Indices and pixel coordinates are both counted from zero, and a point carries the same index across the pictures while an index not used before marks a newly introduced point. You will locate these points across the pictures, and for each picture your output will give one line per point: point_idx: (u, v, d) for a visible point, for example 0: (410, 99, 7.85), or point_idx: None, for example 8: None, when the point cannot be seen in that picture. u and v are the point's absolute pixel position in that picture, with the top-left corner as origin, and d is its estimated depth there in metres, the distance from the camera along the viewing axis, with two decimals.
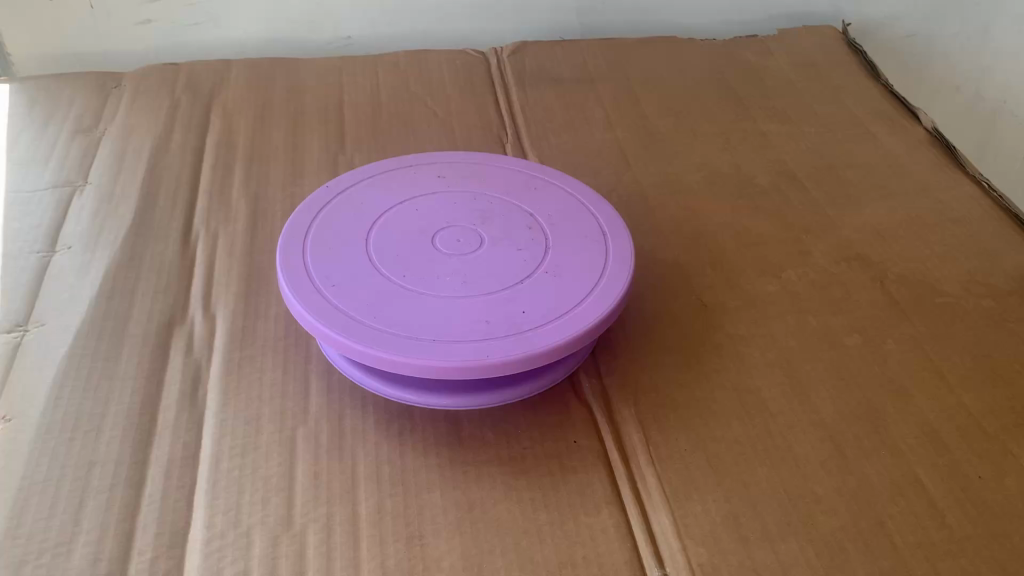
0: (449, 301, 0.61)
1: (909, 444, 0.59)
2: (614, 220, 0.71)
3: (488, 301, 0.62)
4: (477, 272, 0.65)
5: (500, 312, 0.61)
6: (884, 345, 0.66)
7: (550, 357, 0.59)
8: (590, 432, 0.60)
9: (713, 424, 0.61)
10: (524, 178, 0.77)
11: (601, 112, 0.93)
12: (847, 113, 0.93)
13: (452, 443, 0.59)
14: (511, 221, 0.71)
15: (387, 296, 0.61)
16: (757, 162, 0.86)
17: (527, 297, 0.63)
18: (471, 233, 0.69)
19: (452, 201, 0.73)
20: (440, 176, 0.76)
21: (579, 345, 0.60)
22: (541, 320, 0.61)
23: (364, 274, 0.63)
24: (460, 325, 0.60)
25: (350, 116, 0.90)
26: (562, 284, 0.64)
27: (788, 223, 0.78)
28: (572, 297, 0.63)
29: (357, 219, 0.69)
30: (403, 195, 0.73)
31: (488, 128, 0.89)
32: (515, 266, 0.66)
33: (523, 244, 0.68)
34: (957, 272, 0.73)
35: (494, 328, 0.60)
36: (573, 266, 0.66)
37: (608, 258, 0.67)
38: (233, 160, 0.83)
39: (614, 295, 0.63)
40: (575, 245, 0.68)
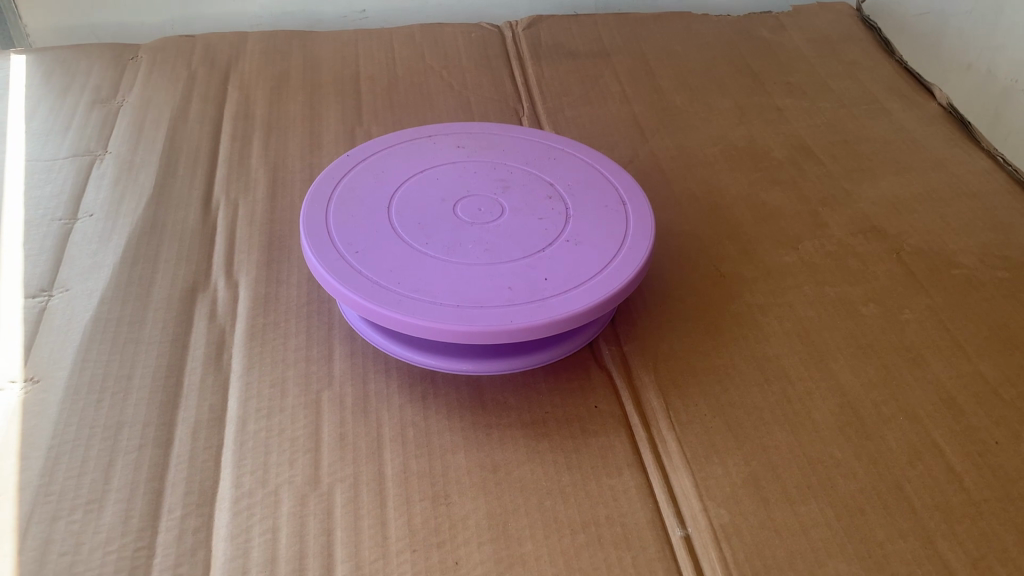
0: (472, 268, 0.62)
1: (926, 410, 0.60)
2: (633, 191, 0.72)
3: (510, 268, 0.63)
4: (499, 240, 0.66)
5: (523, 278, 0.62)
6: (900, 315, 0.67)
7: (572, 323, 0.60)
8: (610, 397, 0.61)
9: (732, 390, 0.61)
10: (541, 151, 0.77)
11: (616, 85, 0.93)
12: (862, 88, 0.94)
13: (475, 406, 0.60)
14: (531, 192, 0.72)
15: (411, 263, 0.62)
16: (772, 136, 0.86)
17: (549, 264, 0.63)
18: (491, 203, 0.70)
19: (472, 172, 0.74)
20: (459, 148, 0.77)
21: (601, 310, 0.61)
22: (564, 286, 0.61)
23: (388, 241, 0.64)
24: (484, 291, 0.60)
25: (367, 87, 0.90)
26: (583, 251, 0.65)
27: (804, 196, 0.79)
28: (593, 264, 0.64)
29: (379, 189, 0.70)
30: (423, 166, 0.74)
31: (504, 100, 0.90)
32: (536, 235, 0.67)
33: (543, 213, 0.69)
34: (973, 244, 0.73)
35: (517, 293, 0.60)
36: (593, 235, 0.67)
37: (628, 227, 0.68)
38: (252, 130, 0.83)
39: (634, 263, 0.64)
40: (595, 215, 0.69)
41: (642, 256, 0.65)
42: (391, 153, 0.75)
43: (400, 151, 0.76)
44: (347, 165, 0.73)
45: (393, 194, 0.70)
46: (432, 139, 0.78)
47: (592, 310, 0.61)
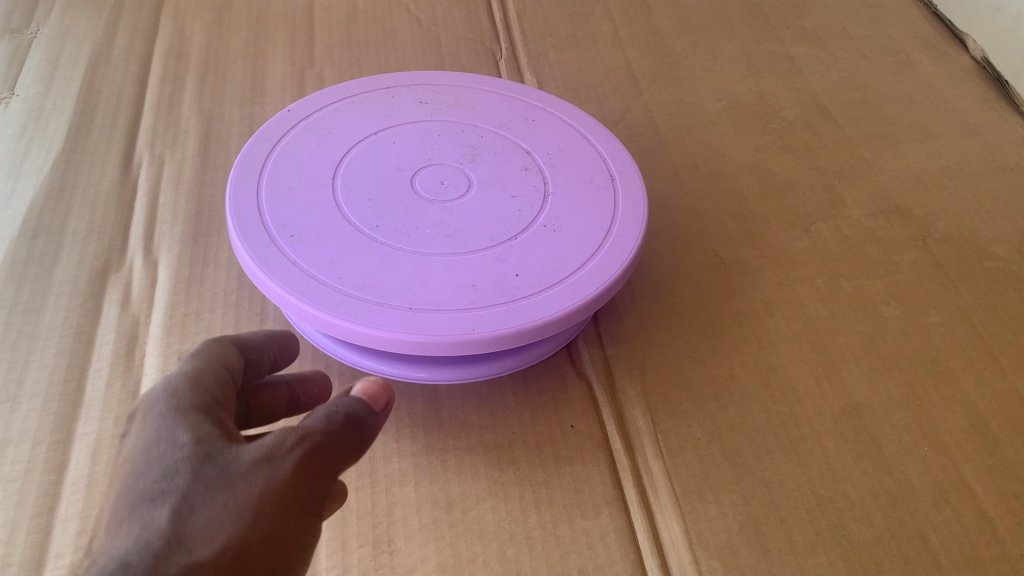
0: (431, 259, 0.53)
1: (955, 440, 0.51)
2: (624, 163, 0.62)
3: (476, 260, 0.53)
4: (464, 223, 0.56)
5: (490, 273, 0.52)
6: (926, 317, 0.58)
7: (546, 330, 0.50)
8: (589, 415, 0.52)
9: (731, 409, 0.53)
10: (518, 110, 0.67)
11: (608, 24, 0.82)
12: (885, 35, 0.83)
13: (430, 425, 0.51)
14: (503, 162, 0.62)
15: (357, 252, 0.52)
16: (784, 93, 0.76)
17: (521, 255, 0.54)
18: (456, 174, 0.60)
19: (437, 134, 0.64)
20: (422, 104, 0.67)
21: (582, 315, 0.52)
22: (539, 285, 0.52)
23: (331, 224, 0.54)
24: (442, 289, 0.51)
25: (322, 20, 0.78)
26: (562, 239, 0.55)
27: (818, 166, 0.69)
28: (574, 256, 0.54)
29: (324, 157, 0.60)
30: (378, 127, 0.64)
31: (479, 40, 0.78)
32: (508, 217, 0.57)
33: (518, 190, 0.59)
34: (1009, 230, 0.64)
35: (481, 293, 0.51)
36: (575, 219, 0.57)
37: (616, 209, 0.58)
38: (185, 71, 0.72)
39: (622, 256, 0.55)
40: (578, 193, 0.59)
41: (631, 249, 0.55)
42: (343, 109, 0.65)
43: (354, 107, 0.65)
44: (289, 125, 0.62)
45: (341, 163, 0.59)
46: (391, 93, 0.67)
47: (571, 316, 0.51)
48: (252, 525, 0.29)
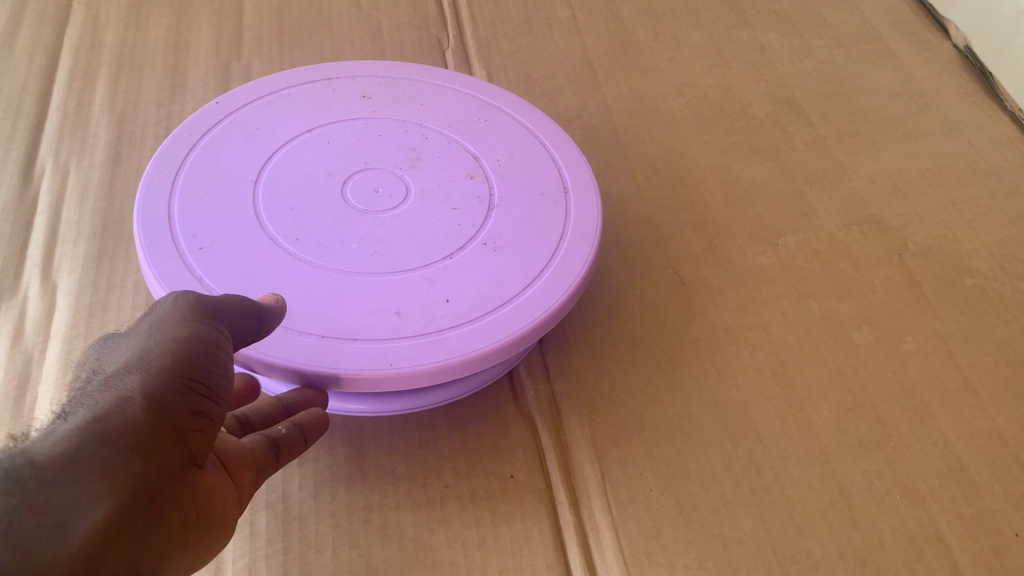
0: (354, 280, 0.47)
1: (931, 486, 0.47)
2: (579, 174, 0.57)
3: (405, 281, 0.47)
4: (397, 238, 0.50)
5: (418, 298, 0.47)
6: (901, 344, 0.53)
7: (473, 365, 0.45)
8: (530, 463, 0.47)
9: (687, 454, 0.48)
10: (469, 109, 0.61)
11: (565, 9, 0.76)
12: (862, 21, 0.77)
13: (353, 479, 0.46)
14: (446, 168, 0.56)
15: (272, 269, 0.47)
16: (752, 86, 0.70)
17: (456, 278, 0.48)
18: (393, 180, 0.54)
19: (376, 133, 0.58)
20: (365, 98, 0.60)
21: (518, 347, 0.47)
22: (472, 314, 0.46)
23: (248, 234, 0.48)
24: (363, 313, 0.45)
25: (254, 7, 0.72)
26: (502, 262, 0.50)
27: (788, 171, 0.64)
28: (514, 280, 0.49)
29: (248, 156, 0.53)
30: (314, 124, 0.57)
31: (425, 26, 0.72)
32: (444, 232, 0.51)
33: (459, 201, 0.53)
34: (991, 242, 0.59)
35: (405, 320, 0.45)
36: (519, 239, 0.51)
37: (566, 225, 0.53)
38: (98, 65, 0.65)
39: (569, 283, 0.49)
40: (525, 207, 0.54)
41: (577, 274, 0.50)
42: (277, 102, 0.58)
43: (288, 100, 0.59)
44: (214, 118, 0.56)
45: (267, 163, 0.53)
46: (333, 84, 0.61)
47: (504, 349, 0.46)
48: (153, 334, 0.33)
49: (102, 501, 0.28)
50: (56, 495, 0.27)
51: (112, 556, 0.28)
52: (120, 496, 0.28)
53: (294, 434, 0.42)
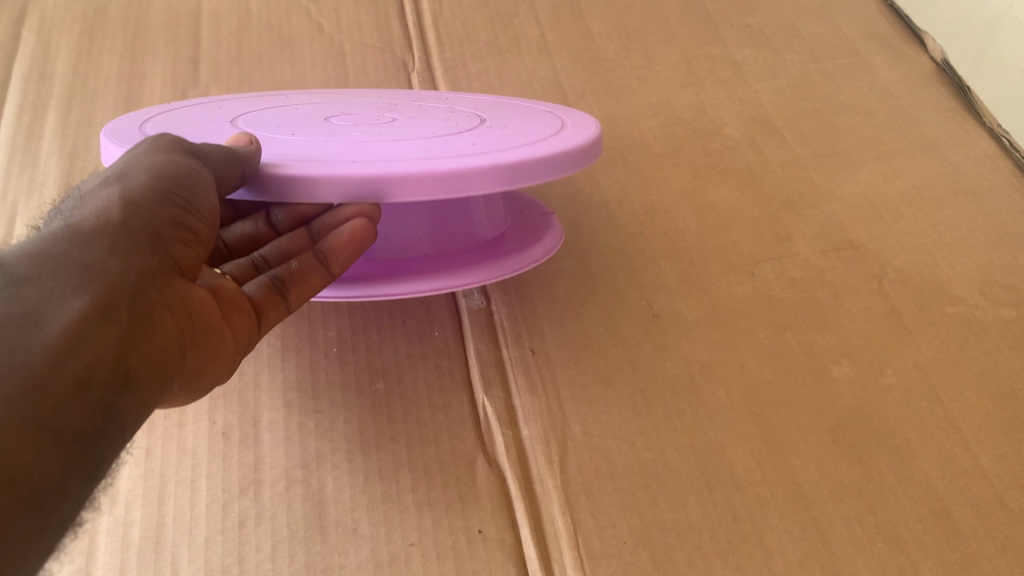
0: (366, 138, 0.41)
1: (913, 531, 0.45)
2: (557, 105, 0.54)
3: (421, 137, 0.42)
4: (403, 124, 0.45)
5: (440, 141, 0.41)
6: (880, 378, 0.52)
7: (521, 177, 0.39)
8: (498, 516, 0.45)
9: (661, 502, 0.46)
10: (437, 95, 0.58)
11: (534, 28, 0.74)
12: (837, 34, 0.76)
13: (313, 539, 0.44)
14: (428, 107, 0.52)
15: (273, 144, 0.41)
16: (726, 104, 0.69)
17: (477, 135, 0.43)
18: (380, 112, 0.49)
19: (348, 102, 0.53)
20: (326, 96, 0.56)
21: (563, 170, 0.41)
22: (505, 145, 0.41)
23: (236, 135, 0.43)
24: (388, 152, 0.39)
25: (210, 30, 0.69)
26: (521, 128, 0.46)
27: (763, 194, 0.62)
28: (537, 134, 0.44)
29: (224, 112, 0.48)
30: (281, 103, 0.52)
31: (389, 48, 0.70)
32: (455, 122, 0.47)
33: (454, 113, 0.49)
34: (971, 267, 0.58)
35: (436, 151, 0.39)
36: (528, 122, 0.47)
37: (562, 116, 0.49)
38: (47, 100, 0.63)
39: (587, 130, 0.45)
40: (520, 114, 0.50)
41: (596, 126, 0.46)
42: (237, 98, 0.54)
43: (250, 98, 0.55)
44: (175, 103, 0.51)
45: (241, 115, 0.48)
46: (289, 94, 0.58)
47: (552, 165, 0.40)
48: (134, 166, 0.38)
49: (77, 295, 0.32)
50: (29, 292, 0.31)
51: (96, 339, 0.31)
52: (94, 295, 0.32)
53: (312, 265, 0.44)
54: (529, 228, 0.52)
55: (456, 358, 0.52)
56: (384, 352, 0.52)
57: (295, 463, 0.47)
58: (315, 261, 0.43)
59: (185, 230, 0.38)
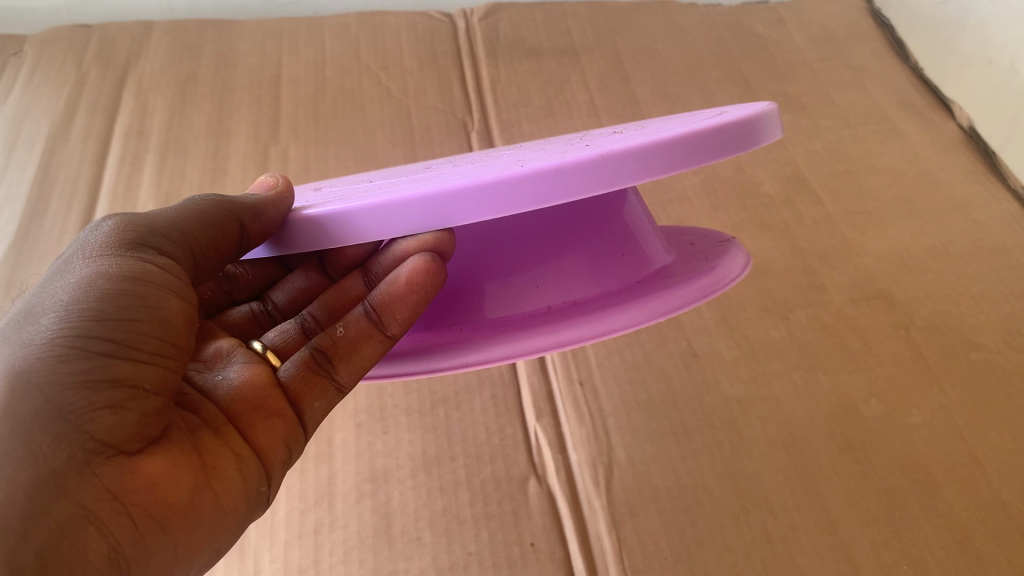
0: (460, 167, 0.37)
1: (936, 557, 0.49)
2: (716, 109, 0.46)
3: (522, 157, 0.36)
4: (516, 150, 0.41)
5: (551, 156, 0.33)
6: (907, 417, 0.55)
7: (654, 162, 0.31)
8: (549, 530, 0.49)
9: (700, 523, 0.50)
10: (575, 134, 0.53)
11: (585, 93, 0.79)
12: (870, 101, 0.80)
13: (380, 547, 0.48)
14: (569, 136, 0.46)
15: (358, 188, 0.37)
16: (763, 165, 0.73)
17: (609, 138, 0.36)
18: (509, 151, 0.44)
19: (484, 153, 0.48)
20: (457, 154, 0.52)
21: (708, 148, 0.32)
22: (631, 141, 0.33)
23: (322, 196, 0.40)
24: (490, 168, 0.33)
25: (290, 92, 0.76)
26: (650, 126, 0.38)
27: (798, 247, 0.66)
28: (682, 123, 0.35)
29: (315, 188, 0.48)
30: (404, 168, 0.49)
31: (450, 110, 0.76)
32: (575, 139, 0.40)
33: (592, 134, 0.43)
34: (995, 317, 0.61)
35: (537, 161, 0.32)
36: (671, 121, 0.39)
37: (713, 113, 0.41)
38: (144, 153, 0.70)
39: (749, 107, 0.35)
40: (668, 119, 0.43)
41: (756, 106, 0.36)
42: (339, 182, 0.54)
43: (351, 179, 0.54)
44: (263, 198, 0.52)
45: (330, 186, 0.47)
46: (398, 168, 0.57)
47: (667, 157, 0.31)
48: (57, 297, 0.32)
49: None
50: None
51: None
52: None
53: (365, 331, 0.40)
54: (682, 259, 0.45)
55: (509, 389, 0.57)
56: (444, 379, 0.57)
57: (365, 477, 0.51)
58: (368, 320, 0.39)
59: (116, 382, 0.31)
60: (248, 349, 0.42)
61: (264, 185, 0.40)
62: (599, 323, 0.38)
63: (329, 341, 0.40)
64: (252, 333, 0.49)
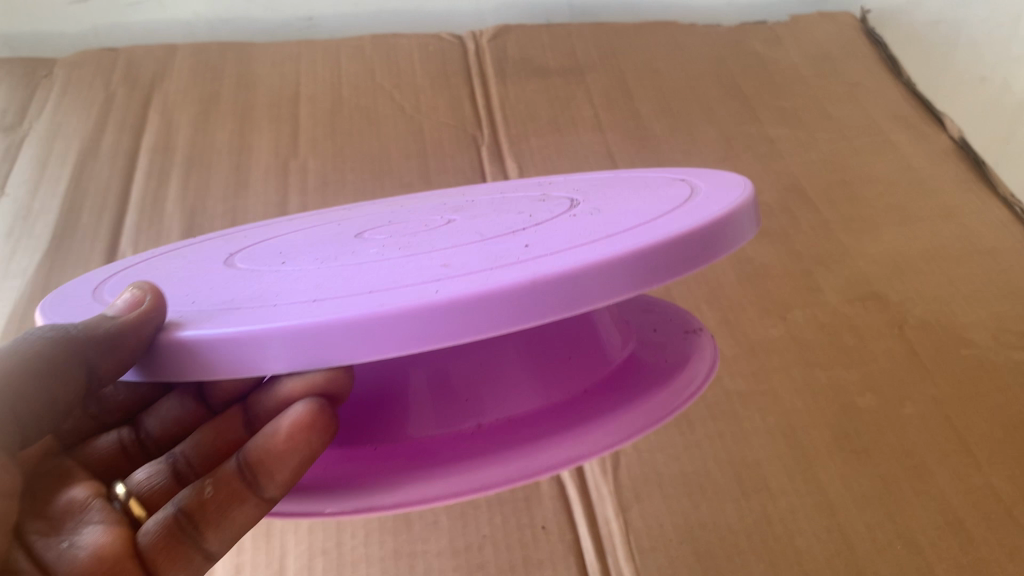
0: (380, 257, 0.31)
1: (929, 538, 0.51)
2: (687, 172, 0.42)
3: (453, 251, 0.30)
4: (457, 226, 0.35)
5: (483, 263, 0.28)
6: (900, 408, 0.58)
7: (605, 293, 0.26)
8: (560, 516, 0.52)
9: (704, 507, 0.52)
10: (532, 183, 0.48)
11: (590, 109, 0.82)
12: (864, 115, 0.84)
13: (400, 529, 0.51)
14: (514, 201, 0.41)
15: (252, 285, 0.31)
16: (762, 176, 0.77)
17: (552, 230, 0.31)
18: (440, 219, 0.39)
19: (417, 210, 0.44)
20: (395, 205, 0.48)
21: (667, 270, 0.27)
22: (576, 245, 0.28)
23: (218, 280, 0.33)
24: (403, 276, 0.27)
25: (308, 111, 0.79)
26: (612, 210, 0.33)
27: (795, 251, 0.69)
28: (639, 219, 0.30)
29: (234, 249, 0.42)
30: (326, 224, 0.44)
31: (461, 127, 0.79)
32: (526, 216, 0.35)
33: (540, 205, 0.38)
34: (985, 316, 0.64)
35: (463, 271, 0.27)
36: (627, 202, 0.34)
37: (680, 189, 0.36)
38: (170, 167, 0.73)
39: (720, 207, 0.31)
40: (628, 190, 0.38)
41: (738, 200, 0.31)
42: (271, 227, 0.48)
43: (285, 224, 0.48)
44: (177, 248, 0.45)
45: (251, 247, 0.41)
46: (339, 211, 0.51)
47: (621, 282, 0.26)
48: None
49: None
50: None
51: None
52: None
53: (240, 490, 0.33)
54: (643, 358, 0.40)
55: None
56: None
57: None
58: (241, 478, 0.33)
59: None
60: (109, 498, 0.35)
61: (125, 301, 0.31)
62: (539, 452, 0.33)
63: (196, 502, 0.33)
64: (123, 468, 0.42)
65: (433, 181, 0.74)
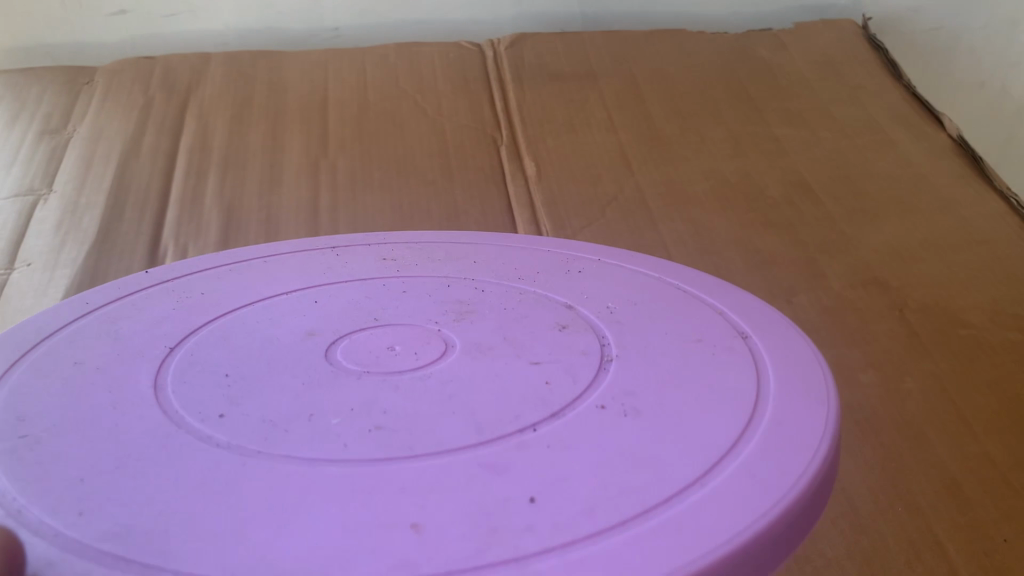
0: (348, 445, 0.29)
1: (928, 501, 0.54)
2: (766, 323, 0.39)
3: (437, 473, 0.27)
4: (459, 397, 0.32)
5: (456, 535, 0.24)
6: (901, 384, 0.61)
7: None
8: None
9: None
10: (557, 267, 0.46)
11: (603, 111, 0.86)
12: (866, 115, 0.87)
13: None
14: (534, 324, 0.39)
15: (178, 473, 0.27)
16: (769, 172, 0.80)
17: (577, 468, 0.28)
18: (431, 342, 0.37)
19: (393, 294, 0.42)
20: (386, 262, 0.47)
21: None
22: (599, 531, 0.25)
23: (136, 454, 0.28)
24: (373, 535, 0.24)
25: (336, 114, 0.84)
26: (630, 437, 0.30)
27: (800, 240, 0.73)
28: (684, 479, 0.27)
29: (178, 313, 0.40)
30: (294, 289, 0.43)
31: (481, 128, 0.84)
32: (545, 383, 0.33)
33: (562, 355, 0.36)
34: (982, 299, 0.67)
35: (452, 542, 0.24)
36: (670, 409, 0.32)
37: (741, 390, 0.33)
38: (208, 166, 0.77)
39: (775, 472, 0.28)
40: (676, 364, 0.35)
41: (800, 477, 0.28)
42: (253, 269, 0.45)
43: (269, 269, 0.45)
44: (151, 283, 0.44)
45: (222, 323, 0.39)
46: (338, 255, 0.48)
47: None
48: None
49: None
50: None
51: None
52: None
53: None
54: None
55: None
56: None
57: None
58: None
59: None
60: None
61: None
62: None
63: None
64: None
65: (456, 179, 0.78)
